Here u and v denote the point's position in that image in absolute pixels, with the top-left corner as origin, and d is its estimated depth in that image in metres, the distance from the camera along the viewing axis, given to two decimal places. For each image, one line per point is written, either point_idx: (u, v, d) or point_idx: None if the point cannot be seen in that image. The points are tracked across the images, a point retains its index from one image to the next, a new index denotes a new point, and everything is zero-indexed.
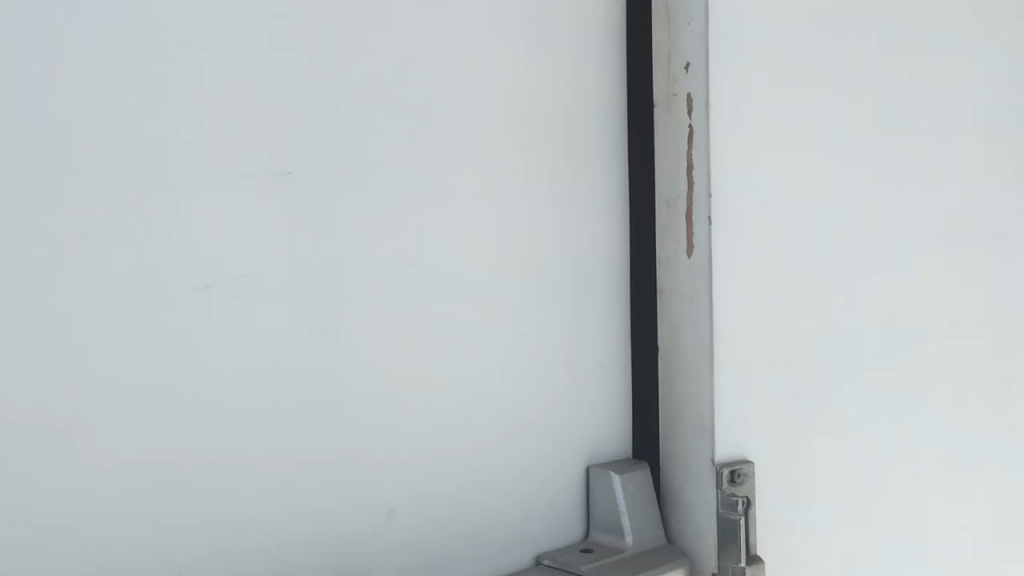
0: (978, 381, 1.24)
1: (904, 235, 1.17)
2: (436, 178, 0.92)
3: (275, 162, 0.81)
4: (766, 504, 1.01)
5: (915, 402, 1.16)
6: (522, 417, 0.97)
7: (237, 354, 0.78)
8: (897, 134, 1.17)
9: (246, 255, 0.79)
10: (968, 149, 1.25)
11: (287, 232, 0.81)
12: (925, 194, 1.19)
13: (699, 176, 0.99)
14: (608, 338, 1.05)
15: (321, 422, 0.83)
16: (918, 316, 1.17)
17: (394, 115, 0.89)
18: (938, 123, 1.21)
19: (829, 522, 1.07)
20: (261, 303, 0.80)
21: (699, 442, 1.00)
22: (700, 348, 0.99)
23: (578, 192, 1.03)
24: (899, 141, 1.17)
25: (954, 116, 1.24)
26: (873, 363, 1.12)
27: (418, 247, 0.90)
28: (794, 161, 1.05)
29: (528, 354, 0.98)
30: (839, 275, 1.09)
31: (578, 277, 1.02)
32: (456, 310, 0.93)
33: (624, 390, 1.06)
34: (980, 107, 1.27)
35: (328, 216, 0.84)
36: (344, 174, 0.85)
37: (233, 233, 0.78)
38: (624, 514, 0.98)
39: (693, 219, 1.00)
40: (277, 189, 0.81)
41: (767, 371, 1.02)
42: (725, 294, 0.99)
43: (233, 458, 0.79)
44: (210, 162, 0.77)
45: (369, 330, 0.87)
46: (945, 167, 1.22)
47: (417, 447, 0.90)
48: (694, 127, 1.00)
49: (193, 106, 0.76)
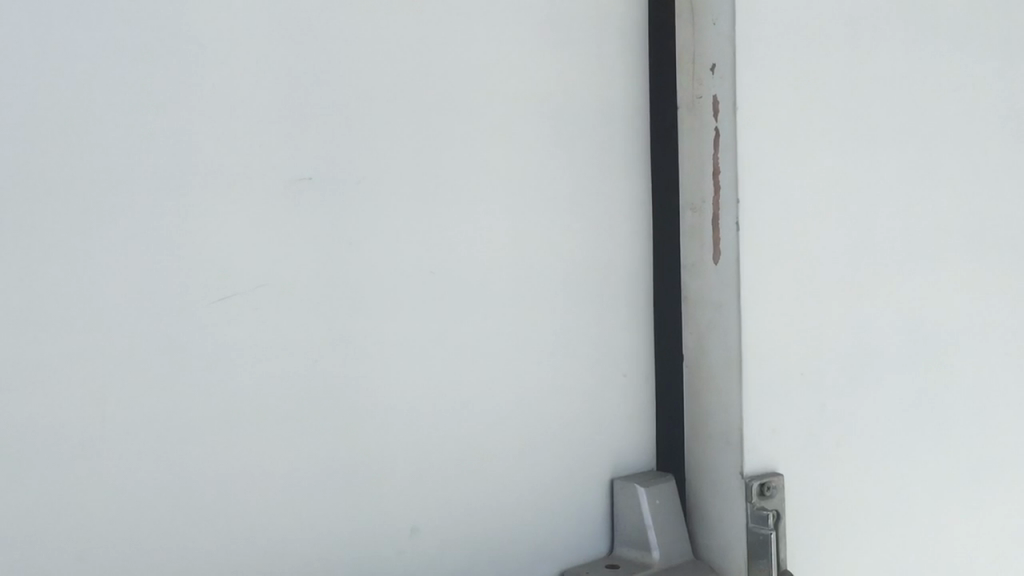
0: (1003, 393, 1.21)
1: (930, 241, 1.14)
2: (456, 184, 0.89)
3: (292, 171, 0.78)
4: (794, 519, 0.99)
5: (940, 414, 1.13)
6: (544, 430, 0.95)
7: (254, 370, 0.76)
8: (923, 136, 1.13)
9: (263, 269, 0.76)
10: (992, 153, 1.22)
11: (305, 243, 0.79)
12: (951, 198, 1.16)
13: (727, 180, 0.96)
14: (632, 346, 1.02)
15: (339, 442, 0.81)
16: (944, 324, 1.14)
17: (413, 121, 0.86)
18: (965, 122, 1.18)
19: (859, 531, 1.04)
20: (279, 316, 0.77)
21: (727, 454, 0.97)
22: (727, 357, 0.97)
23: (600, 196, 1.00)
24: (926, 140, 1.14)
25: (978, 119, 1.21)
26: (899, 372, 1.09)
27: (438, 255, 0.88)
28: (821, 163, 1.02)
29: (550, 365, 0.95)
30: (867, 279, 1.07)
31: (600, 285, 0.99)
32: (477, 320, 0.90)
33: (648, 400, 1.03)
34: (1005, 103, 1.24)
35: (346, 226, 0.81)
36: (362, 181, 0.82)
37: (249, 245, 0.76)
38: (650, 528, 0.96)
39: (720, 224, 0.97)
40: (295, 197, 0.78)
41: (795, 380, 1.00)
42: (753, 301, 0.96)
43: (250, 480, 0.76)
44: (226, 169, 0.74)
45: (388, 346, 0.84)
46: (970, 165, 1.19)
47: (439, 461, 0.87)
48: (720, 129, 0.97)
49: (208, 113, 0.73)
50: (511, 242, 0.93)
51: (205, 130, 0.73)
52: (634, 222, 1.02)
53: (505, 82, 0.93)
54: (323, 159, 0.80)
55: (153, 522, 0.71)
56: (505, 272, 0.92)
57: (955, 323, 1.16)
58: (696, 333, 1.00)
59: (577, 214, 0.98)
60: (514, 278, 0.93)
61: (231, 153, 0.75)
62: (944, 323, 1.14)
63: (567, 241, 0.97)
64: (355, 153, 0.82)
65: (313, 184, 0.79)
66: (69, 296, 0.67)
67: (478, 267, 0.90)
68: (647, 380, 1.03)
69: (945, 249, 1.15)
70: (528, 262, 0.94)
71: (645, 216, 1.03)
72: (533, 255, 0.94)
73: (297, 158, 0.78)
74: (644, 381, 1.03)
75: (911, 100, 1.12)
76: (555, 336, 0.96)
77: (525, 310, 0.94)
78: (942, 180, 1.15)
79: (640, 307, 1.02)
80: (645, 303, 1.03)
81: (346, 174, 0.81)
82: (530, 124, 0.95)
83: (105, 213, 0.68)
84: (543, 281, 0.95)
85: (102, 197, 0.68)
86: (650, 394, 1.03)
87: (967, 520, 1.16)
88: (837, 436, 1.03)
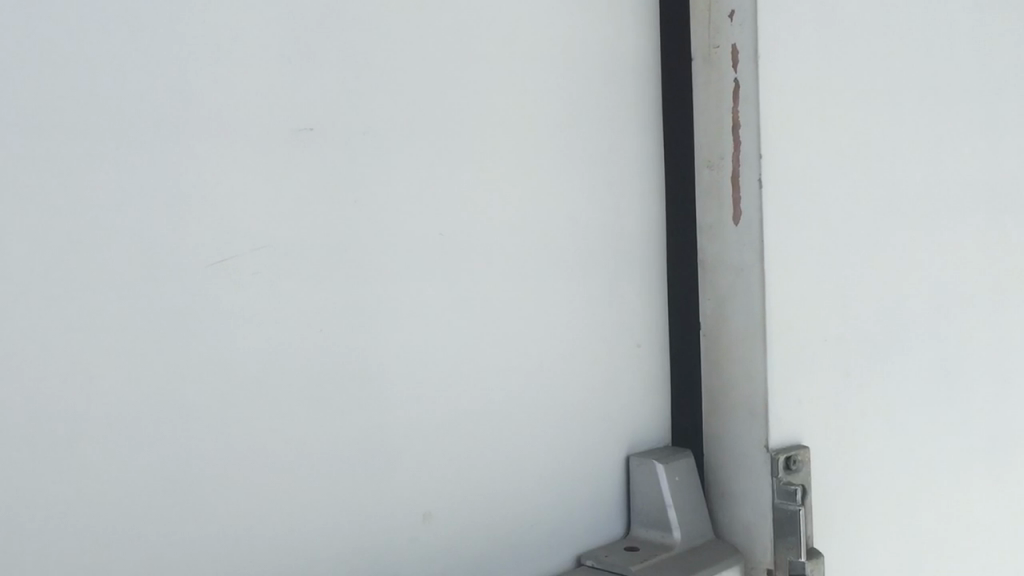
0: (1009, 363, 1.18)
1: (944, 205, 1.09)
2: (468, 139, 0.81)
3: (297, 124, 0.70)
4: (819, 495, 0.93)
5: (954, 384, 1.09)
6: (558, 406, 0.88)
7: (256, 345, 0.68)
8: (939, 95, 1.08)
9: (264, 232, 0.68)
10: (998, 115, 1.18)
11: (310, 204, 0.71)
12: (963, 160, 1.12)
13: (749, 135, 0.90)
14: (646, 315, 0.96)
15: (345, 425, 0.73)
16: (957, 291, 1.10)
17: (423, 69, 0.78)
18: (975, 81, 1.14)
19: (881, 506, 1.00)
20: (283, 282, 0.69)
21: (751, 427, 0.91)
22: (750, 325, 0.91)
23: (613, 153, 0.93)
24: (941, 98, 1.09)
25: (985, 78, 1.16)
26: (917, 340, 1.04)
27: (450, 217, 0.80)
28: (843, 118, 0.97)
29: (563, 336, 0.89)
30: (888, 241, 1.02)
31: (615, 250, 0.93)
32: (490, 288, 0.83)
33: (660, 373, 0.97)
34: (1010, 63, 1.20)
35: (354, 183, 0.73)
36: (370, 133, 0.74)
37: (249, 203, 0.67)
38: (670, 507, 0.90)
39: (741, 183, 0.91)
40: (300, 148, 0.70)
41: (819, 348, 0.94)
42: (777, 265, 0.90)
43: (253, 467, 0.68)
44: (226, 120, 0.66)
45: (396, 317, 0.77)
46: (980, 126, 1.15)
47: (454, 443, 0.81)
48: (739, 81, 0.91)
49: (206, 55, 0.65)
50: (526, 206, 0.86)
51: (202, 74, 0.65)
52: (646, 183, 0.96)
53: (520, 31, 0.85)
54: (330, 110, 0.72)
55: (150, 515, 0.63)
56: (518, 238, 0.85)
57: (968, 291, 1.11)
58: (715, 300, 0.94)
59: (592, 173, 0.91)
60: (528, 244, 0.86)
61: (231, 101, 0.66)
62: (958, 289, 1.10)
63: (581, 202, 0.90)
64: (364, 104, 0.74)
65: (320, 139, 0.71)
66: (49, 254, 0.58)
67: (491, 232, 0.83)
68: (661, 351, 0.97)
69: (958, 214, 1.10)
70: (543, 226, 0.87)
71: (657, 176, 0.97)
72: (547, 220, 0.87)
73: (302, 109, 0.70)
74: (657, 353, 0.97)
75: (928, 56, 1.07)
76: (569, 305, 0.89)
77: (538, 279, 0.87)
78: (954, 141, 1.11)
79: (653, 274, 0.96)
80: (659, 269, 0.97)
81: (354, 128, 0.73)
82: (545, 77, 0.87)
83: (93, 164, 0.60)
84: (557, 247, 0.88)
85: (90, 147, 0.60)
86: (662, 366, 0.97)
87: (977, 495, 1.12)
88: (859, 408, 0.98)
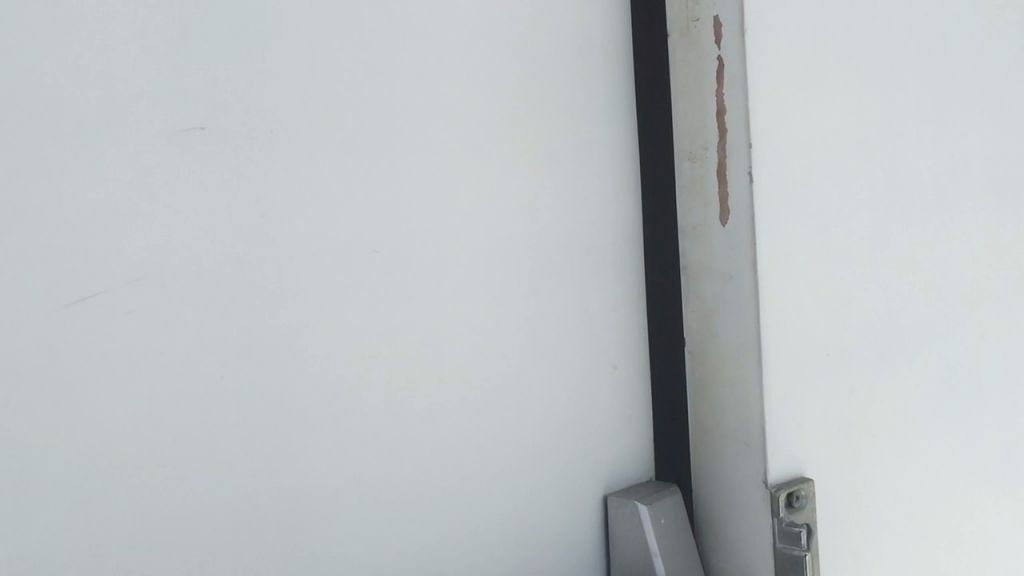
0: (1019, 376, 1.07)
1: (948, 200, 0.97)
2: (410, 135, 0.67)
3: (215, 112, 0.55)
4: (825, 535, 0.81)
5: (963, 401, 0.97)
6: (529, 445, 0.75)
7: (169, 403, 0.53)
8: (943, 77, 0.97)
9: (176, 253, 0.53)
10: (1004, 103, 1.07)
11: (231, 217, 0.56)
12: (968, 150, 1.00)
13: (736, 121, 0.77)
14: (623, 331, 0.83)
15: (281, 495, 0.58)
16: (966, 298, 0.98)
17: (353, 52, 0.63)
18: (976, 63, 1.03)
19: (896, 541, 0.87)
20: (171, 323, 0.53)
21: (746, 459, 0.79)
22: (743, 340, 0.78)
23: (580, 145, 0.80)
24: (942, 79, 0.97)
25: (986, 59, 1.05)
26: (926, 352, 0.93)
27: (391, 230, 0.65)
28: (840, 101, 0.84)
29: (532, 362, 0.75)
30: (892, 239, 0.89)
31: (584, 257, 0.80)
32: (443, 312, 0.69)
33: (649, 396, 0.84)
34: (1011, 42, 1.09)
35: (266, 195, 0.58)
36: (283, 133, 0.59)
37: (122, 218, 0.51)
38: (657, 556, 0.76)
39: (728, 176, 0.79)
40: (189, 152, 0.54)
41: (823, 365, 0.82)
42: (772, 270, 0.78)
43: (169, 560, 0.53)
44: (124, 105, 0.51)
45: (342, 357, 0.62)
46: (982, 112, 1.03)
47: (399, 498, 0.66)
48: (723, 59, 0.78)
49: (100, 20, 0.50)
50: (487, 213, 0.72)
51: (56, 45, 0.49)
52: (618, 177, 0.83)
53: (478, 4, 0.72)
54: (240, 101, 0.57)
55: None
56: (480, 251, 0.71)
57: (978, 296, 1.00)
58: (699, 312, 0.82)
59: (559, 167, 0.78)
60: (491, 258, 0.72)
61: (126, 83, 0.51)
62: (967, 292, 0.98)
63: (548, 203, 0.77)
64: (298, 91, 0.60)
65: (241, 135, 0.57)
66: None
67: (450, 245, 0.69)
68: (641, 370, 0.84)
69: (963, 209, 0.99)
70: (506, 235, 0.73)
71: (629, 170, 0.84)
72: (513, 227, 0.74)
73: (202, 99, 0.55)
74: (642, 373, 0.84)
75: (930, 33, 0.96)
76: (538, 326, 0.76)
77: (503, 297, 0.73)
78: (959, 132, 0.99)
79: (627, 281, 0.83)
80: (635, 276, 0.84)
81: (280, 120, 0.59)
82: (507, 57, 0.74)
83: None
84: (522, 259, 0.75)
85: None
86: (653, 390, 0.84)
87: (989, 523, 1.00)
88: (868, 431, 0.86)
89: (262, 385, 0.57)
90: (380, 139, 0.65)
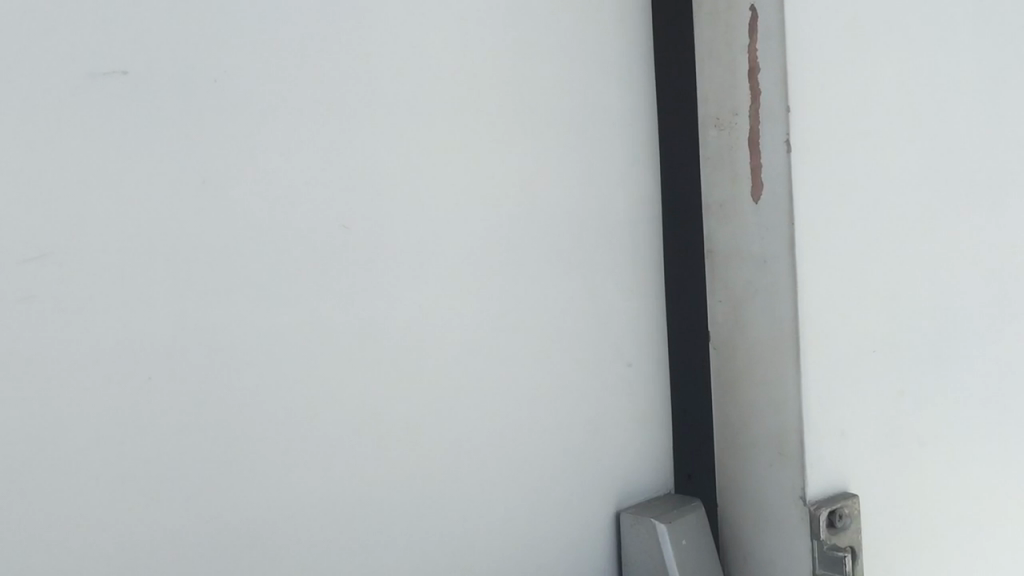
0: None
1: (1004, 182, 0.86)
2: (393, 91, 0.56)
3: (135, 53, 0.45)
4: (871, 559, 0.70)
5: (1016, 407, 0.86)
6: (532, 457, 0.64)
7: (73, 405, 0.43)
8: (998, 42, 0.86)
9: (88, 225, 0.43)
10: None
11: (157, 183, 0.45)
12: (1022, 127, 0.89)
13: (773, 80, 0.67)
14: (643, 325, 0.72)
15: (223, 527, 0.48)
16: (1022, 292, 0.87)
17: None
18: None
19: (947, 566, 0.77)
20: (80, 310, 0.43)
21: (781, 472, 0.68)
22: (779, 335, 0.68)
23: (596, 108, 0.68)
24: (998, 46, 0.86)
25: None
26: (980, 354, 0.82)
27: (366, 205, 0.54)
28: (890, 63, 0.74)
29: (539, 363, 0.64)
30: (946, 222, 0.78)
31: (600, 236, 0.68)
32: (431, 303, 0.58)
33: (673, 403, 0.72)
34: None
35: (207, 156, 0.47)
36: (229, 82, 0.48)
37: (18, 179, 0.41)
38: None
39: (762, 146, 0.68)
40: (107, 100, 0.44)
41: (870, 364, 0.71)
42: (812, 254, 0.67)
43: None
44: (15, 36, 0.41)
45: (301, 358, 0.51)
46: None
47: (374, 524, 0.55)
48: (756, 10, 0.68)
49: None
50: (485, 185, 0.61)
51: None
52: (637, 147, 0.72)
53: None
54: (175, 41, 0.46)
55: None
56: (473, 232, 0.60)
57: None
58: (726, 304, 0.71)
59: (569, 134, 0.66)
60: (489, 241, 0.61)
61: (20, 10, 0.42)
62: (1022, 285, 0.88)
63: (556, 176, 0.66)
64: (246, 32, 0.49)
65: (172, 81, 0.46)
66: None
67: (436, 226, 0.58)
68: (663, 371, 0.73)
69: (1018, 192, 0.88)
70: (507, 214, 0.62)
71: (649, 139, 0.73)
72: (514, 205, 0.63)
73: (124, 35, 0.45)
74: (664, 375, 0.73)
75: None
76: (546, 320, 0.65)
77: (505, 287, 0.62)
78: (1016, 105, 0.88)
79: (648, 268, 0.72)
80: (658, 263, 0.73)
81: (225, 65, 0.48)
82: (510, 4, 0.63)
83: None
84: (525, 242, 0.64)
85: None
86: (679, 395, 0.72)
87: None
88: (920, 442, 0.75)
89: (199, 390, 0.47)
90: (355, 94, 0.54)
